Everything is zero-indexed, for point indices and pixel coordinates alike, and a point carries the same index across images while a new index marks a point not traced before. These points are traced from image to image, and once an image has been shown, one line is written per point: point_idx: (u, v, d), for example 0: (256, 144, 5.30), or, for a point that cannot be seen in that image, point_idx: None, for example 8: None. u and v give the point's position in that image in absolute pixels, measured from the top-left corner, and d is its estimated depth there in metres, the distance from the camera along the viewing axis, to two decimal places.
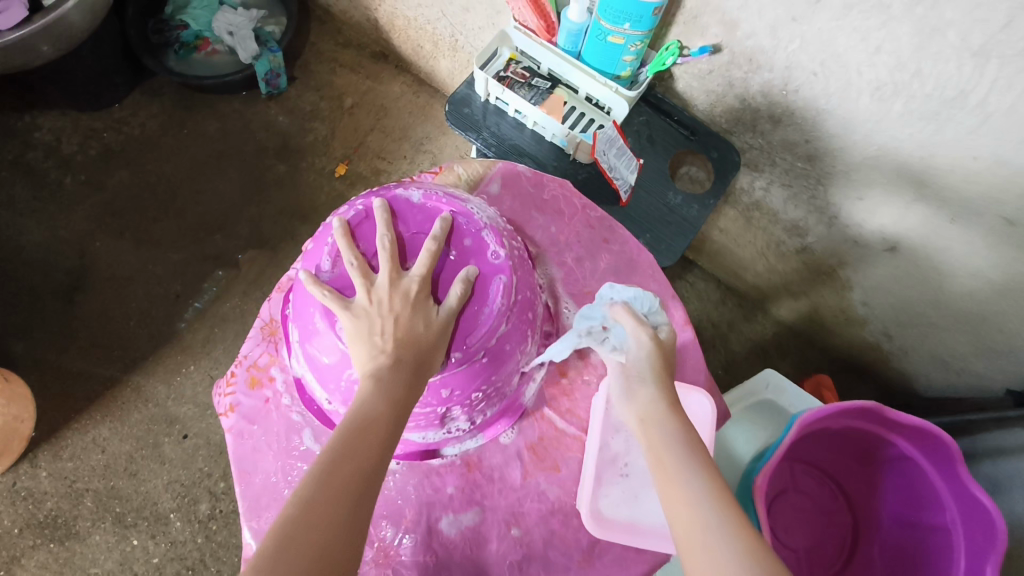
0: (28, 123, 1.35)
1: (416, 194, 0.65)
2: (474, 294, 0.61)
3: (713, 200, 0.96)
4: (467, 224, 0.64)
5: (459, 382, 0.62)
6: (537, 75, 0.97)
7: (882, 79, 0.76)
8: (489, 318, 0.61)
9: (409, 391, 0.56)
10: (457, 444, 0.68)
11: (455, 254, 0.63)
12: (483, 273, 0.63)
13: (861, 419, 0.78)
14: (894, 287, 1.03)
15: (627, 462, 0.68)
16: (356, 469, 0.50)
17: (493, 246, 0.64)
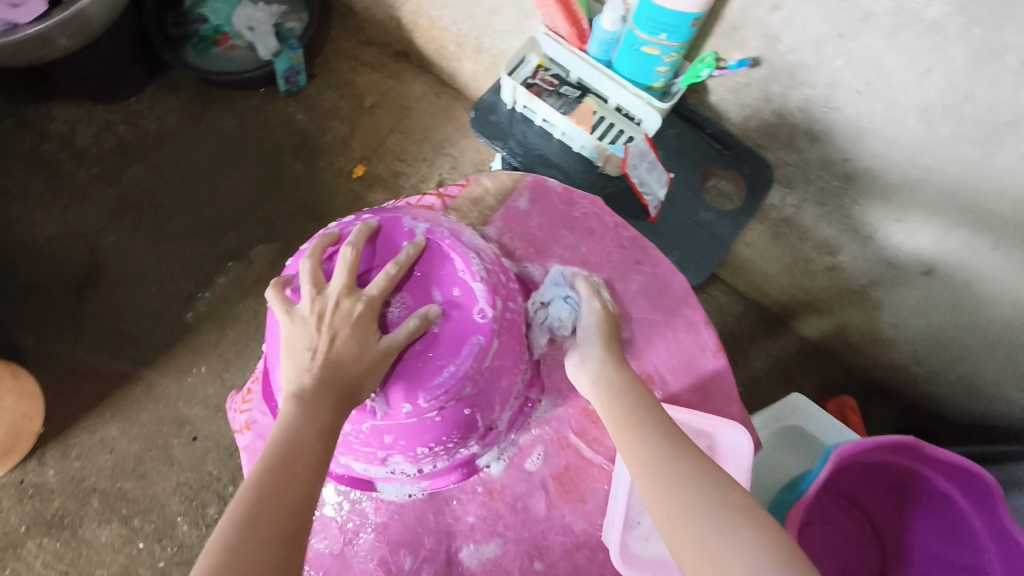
0: (43, 114, 1.33)
1: (421, 227, 0.62)
2: (438, 341, 0.57)
3: (744, 218, 0.93)
4: (464, 269, 0.60)
5: (411, 433, 0.58)
6: (566, 83, 0.94)
7: (930, 101, 0.72)
8: (444, 373, 0.56)
9: (333, 424, 0.51)
10: (395, 483, 0.64)
11: (441, 298, 0.59)
12: (459, 325, 0.58)
13: (895, 454, 0.75)
14: (928, 312, 0.98)
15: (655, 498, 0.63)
16: (279, 512, 0.44)
17: (484, 300, 0.59)
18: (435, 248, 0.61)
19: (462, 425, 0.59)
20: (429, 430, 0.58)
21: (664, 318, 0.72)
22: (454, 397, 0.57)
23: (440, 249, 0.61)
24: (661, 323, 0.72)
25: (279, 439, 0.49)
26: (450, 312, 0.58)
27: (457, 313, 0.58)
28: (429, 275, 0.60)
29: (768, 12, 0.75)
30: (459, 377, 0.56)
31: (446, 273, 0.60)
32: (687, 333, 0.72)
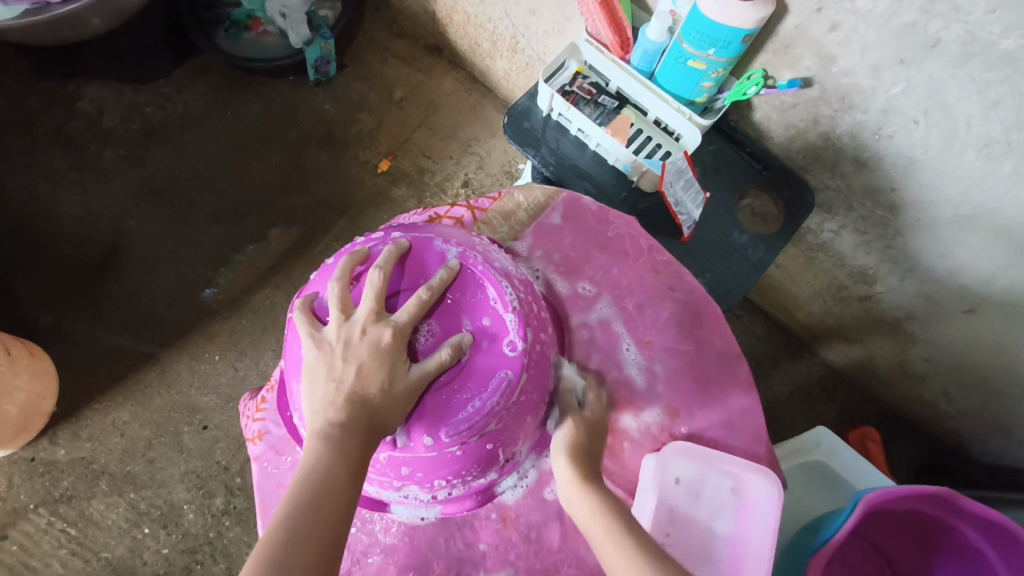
0: (72, 92, 1.32)
1: (455, 249, 0.59)
2: (465, 373, 0.55)
3: (782, 242, 0.89)
4: (495, 297, 0.57)
5: (430, 465, 0.56)
6: (605, 92, 0.91)
7: (994, 135, 0.68)
8: (469, 410, 0.54)
9: (360, 459, 0.49)
10: (408, 505, 0.62)
11: (470, 327, 0.56)
12: (488, 357, 0.56)
13: (927, 503, 0.72)
14: (964, 350, 0.94)
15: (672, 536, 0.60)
16: (307, 559, 0.42)
17: (514, 331, 0.57)
18: (469, 273, 0.58)
19: (483, 459, 0.57)
20: (448, 465, 0.56)
21: (695, 348, 0.71)
22: (478, 433, 0.54)
23: (474, 274, 0.58)
24: (692, 353, 0.70)
25: (307, 481, 0.47)
26: (480, 343, 0.56)
27: (487, 344, 0.56)
28: (461, 301, 0.57)
29: (825, 31, 0.72)
30: (485, 414, 0.54)
31: (478, 301, 0.57)
32: (718, 365, 0.70)
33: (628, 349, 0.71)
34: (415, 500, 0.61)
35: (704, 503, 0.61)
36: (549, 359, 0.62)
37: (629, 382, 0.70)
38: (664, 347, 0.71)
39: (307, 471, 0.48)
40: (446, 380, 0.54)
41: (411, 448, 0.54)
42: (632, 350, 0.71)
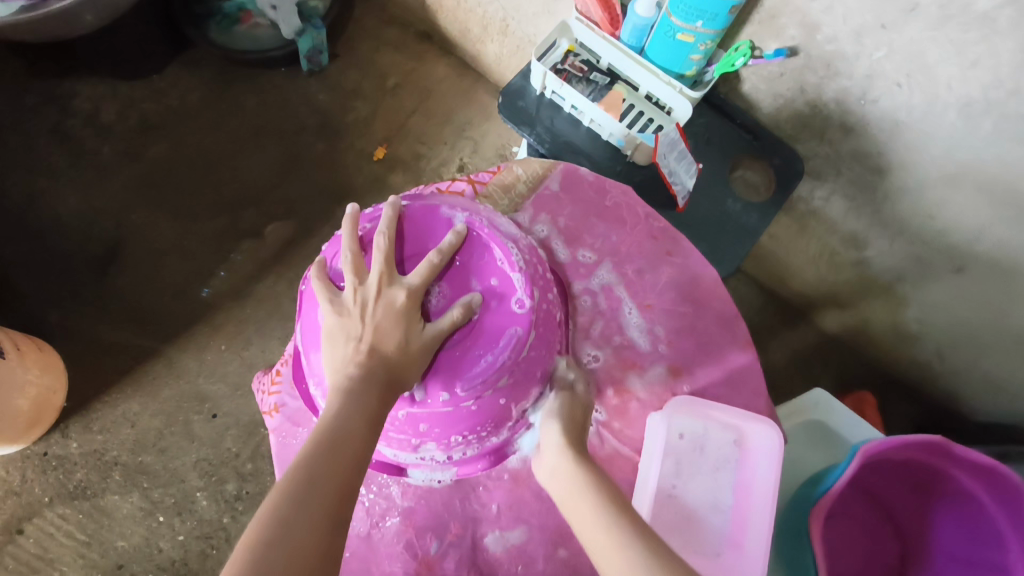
0: (67, 90, 1.33)
1: (461, 215, 0.62)
2: (476, 331, 0.58)
3: (775, 209, 0.92)
4: (501, 258, 0.60)
5: (446, 421, 0.59)
6: (596, 69, 0.93)
7: (974, 95, 0.71)
8: (483, 366, 0.57)
9: (378, 412, 0.52)
10: (425, 469, 0.66)
11: (480, 288, 0.59)
12: (498, 316, 0.59)
13: (922, 451, 0.74)
14: (954, 309, 0.96)
15: (678, 485, 0.63)
16: (326, 485, 0.46)
17: (522, 290, 0.60)
18: (475, 236, 0.61)
19: (497, 415, 0.60)
20: (465, 418, 0.59)
21: (693, 311, 0.73)
22: (492, 387, 0.58)
23: (480, 237, 0.61)
24: (691, 316, 0.73)
25: (327, 426, 0.50)
26: (490, 303, 0.59)
27: (495, 304, 0.59)
28: (470, 263, 0.60)
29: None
30: (498, 369, 0.57)
31: (485, 263, 0.60)
32: (717, 326, 0.73)
33: (630, 313, 0.74)
34: (431, 461, 0.64)
35: (709, 455, 0.64)
36: (555, 318, 0.65)
37: (633, 345, 0.72)
38: (664, 310, 0.73)
39: (326, 418, 0.50)
40: (459, 338, 0.57)
41: (428, 404, 0.57)
42: (634, 314, 0.73)
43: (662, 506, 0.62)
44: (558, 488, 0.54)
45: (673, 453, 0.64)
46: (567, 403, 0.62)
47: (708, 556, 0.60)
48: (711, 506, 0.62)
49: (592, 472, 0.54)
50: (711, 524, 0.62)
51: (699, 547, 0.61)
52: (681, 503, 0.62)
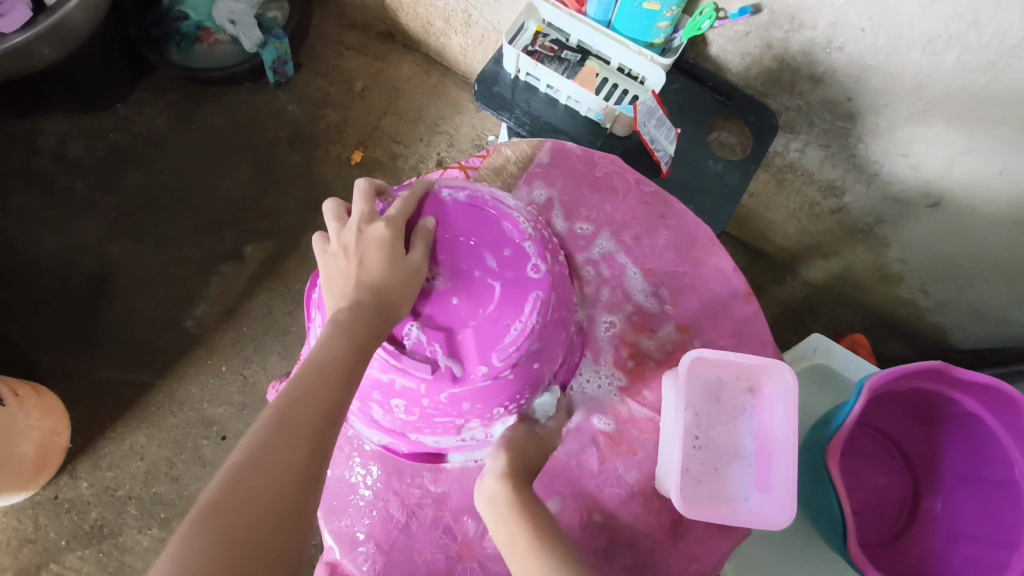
0: (31, 129, 1.30)
1: (461, 194, 0.65)
2: (500, 300, 0.62)
3: (754, 165, 0.94)
4: (511, 229, 0.64)
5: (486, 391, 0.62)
6: (567, 48, 0.94)
7: (936, 31, 0.73)
8: (513, 332, 0.61)
9: (366, 341, 0.55)
10: (466, 450, 0.69)
11: (496, 261, 0.63)
12: (518, 285, 0.62)
13: (924, 379, 0.76)
14: (935, 243, 0.99)
15: (700, 436, 0.66)
16: (308, 410, 0.50)
17: (535, 256, 0.64)
18: (483, 213, 0.65)
19: (531, 381, 0.64)
20: (504, 385, 0.62)
21: (693, 269, 0.77)
22: (525, 351, 0.61)
23: (488, 213, 0.65)
24: (692, 274, 0.76)
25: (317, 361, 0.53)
26: (508, 275, 0.63)
27: (514, 274, 0.63)
28: (478, 237, 0.64)
29: None
30: (529, 332, 0.61)
31: (497, 236, 0.64)
32: (717, 281, 0.76)
33: (633, 277, 0.76)
34: (471, 439, 0.68)
35: (725, 405, 0.67)
36: (568, 281, 0.68)
37: (641, 305, 0.75)
38: (666, 271, 0.76)
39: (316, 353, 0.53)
40: (488, 310, 0.61)
41: (466, 378, 0.61)
42: (638, 278, 0.76)
43: (688, 459, 0.65)
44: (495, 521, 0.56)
45: (692, 408, 0.66)
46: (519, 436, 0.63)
47: (737, 501, 0.63)
48: (733, 455, 0.65)
49: (525, 500, 0.56)
50: (735, 471, 0.65)
51: (727, 494, 0.64)
52: (706, 454, 0.65)
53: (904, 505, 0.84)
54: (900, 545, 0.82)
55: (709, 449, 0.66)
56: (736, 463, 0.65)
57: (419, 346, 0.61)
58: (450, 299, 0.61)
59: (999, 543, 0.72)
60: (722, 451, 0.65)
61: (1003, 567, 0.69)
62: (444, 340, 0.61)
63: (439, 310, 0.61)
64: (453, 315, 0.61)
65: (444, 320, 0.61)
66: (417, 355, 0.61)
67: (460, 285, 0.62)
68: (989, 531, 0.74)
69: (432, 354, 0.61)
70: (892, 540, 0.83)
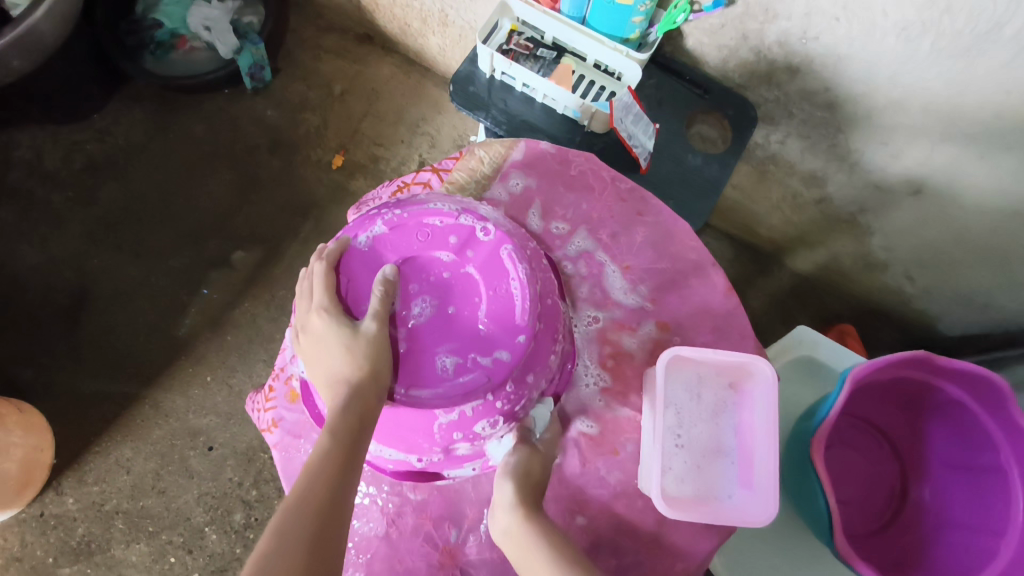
0: (6, 142, 1.29)
1: (376, 229, 0.68)
2: (483, 269, 0.67)
3: (733, 158, 0.94)
4: (439, 220, 0.68)
5: (531, 358, 0.64)
6: (542, 46, 0.93)
7: (909, 18, 0.72)
8: (513, 288, 0.65)
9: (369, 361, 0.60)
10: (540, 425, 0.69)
11: (453, 249, 0.67)
12: (485, 253, 0.67)
13: (909, 368, 0.76)
14: (919, 230, 0.99)
15: (682, 434, 0.65)
16: (342, 418, 0.57)
17: (478, 222, 0.68)
18: (406, 225, 0.68)
19: (550, 316, 0.67)
20: (537, 348, 0.65)
21: (672, 264, 0.77)
22: (534, 298, 0.65)
23: (408, 225, 0.68)
24: (670, 270, 0.76)
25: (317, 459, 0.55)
26: (469, 253, 0.67)
27: (472, 248, 0.67)
28: (422, 245, 0.67)
29: None
30: (527, 281, 0.65)
31: (433, 235, 0.68)
32: (695, 275, 0.76)
33: (612, 275, 0.76)
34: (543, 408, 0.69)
35: (705, 402, 0.66)
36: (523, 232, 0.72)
37: (620, 305, 0.75)
38: (644, 268, 0.76)
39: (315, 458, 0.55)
40: (477, 297, 0.66)
41: (514, 360, 0.63)
42: (616, 277, 0.76)
43: (672, 459, 0.64)
44: (513, 551, 0.58)
45: (670, 407, 0.65)
46: (525, 457, 0.62)
47: (721, 499, 0.63)
48: (705, 447, 0.65)
49: (541, 538, 0.56)
50: (708, 465, 0.64)
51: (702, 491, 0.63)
52: (690, 453, 0.65)
53: (893, 495, 0.84)
54: (889, 535, 0.82)
55: (693, 447, 0.65)
56: (719, 459, 0.65)
57: (462, 368, 0.63)
58: (447, 309, 0.65)
59: (987, 532, 0.71)
60: (704, 447, 0.65)
61: (990, 556, 0.69)
62: (476, 345, 0.64)
63: (453, 326, 0.65)
64: (458, 324, 0.65)
65: (461, 333, 0.64)
66: (468, 381, 0.62)
67: (446, 294, 0.66)
68: (977, 519, 0.73)
69: (474, 363, 0.63)
70: (881, 530, 0.83)
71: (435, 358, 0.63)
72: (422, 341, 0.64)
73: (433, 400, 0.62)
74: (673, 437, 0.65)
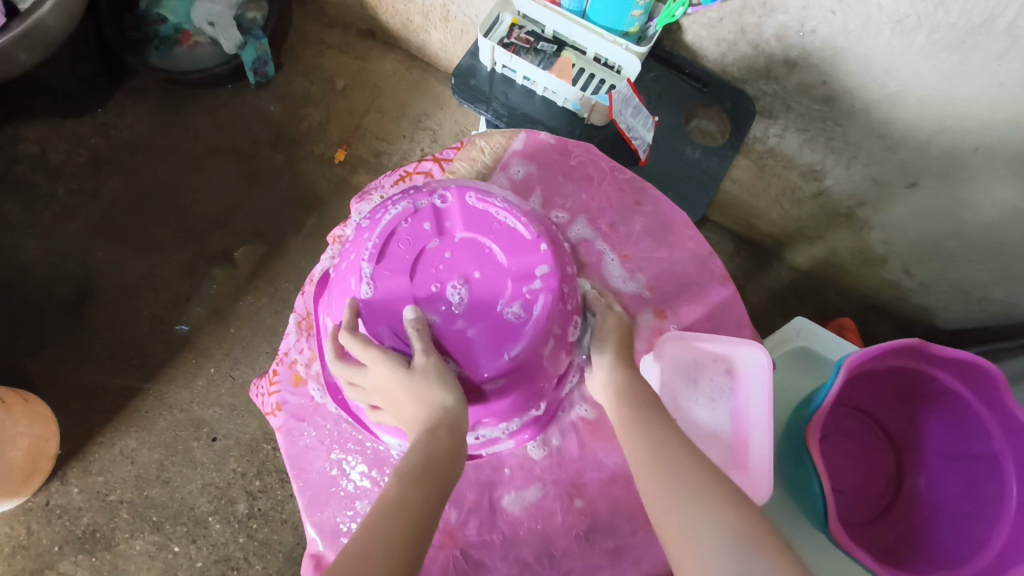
0: (12, 136, 1.30)
1: (366, 270, 0.67)
2: (471, 224, 0.68)
3: (732, 150, 0.95)
4: (408, 220, 0.68)
5: (566, 292, 0.67)
6: (542, 39, 0.94)
7: (904, 11, 0.73)
8: (503, 219, 0.69)
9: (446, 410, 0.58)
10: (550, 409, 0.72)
11: (434, 230, 0.68)
12: (465, 212, 0.69)
13: (902, 357, 0.77)
14: (915, 224, 0.99)
15: (718, 424, 0.66)
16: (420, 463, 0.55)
17: (437, 198, 0.69)
18: (388, 241, 0.68)
19: (549, 233, 0.71)
20: (565, 283, 0.68)
21: (670, 253, 0.79)
22: (527, 217, 0.69)
23: (388, 243, 0.68)
24: (668, 259, 0.79)
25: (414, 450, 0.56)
26: (450, 224, 0.69)
27: (449, 218, 0.69)
28: (411, 246, 0.67)
29: None
30: (508, 203, 0.69)
31: (415, 232, 0.68)
32: (694, 264, 0.79)
33: (611, 262, 0.79)
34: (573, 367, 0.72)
35: (704, 386, 0.68)
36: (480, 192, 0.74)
37: (621, 291, 0.78)
38: (643, 257, 0.79)
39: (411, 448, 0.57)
40: (488, 244, 0.68)
41: (553, 286, 0.66)
42: (615, 264, 0.79)
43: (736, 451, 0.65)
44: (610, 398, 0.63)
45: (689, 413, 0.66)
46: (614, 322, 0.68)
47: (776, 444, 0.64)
48: (715, 412, 0.67)
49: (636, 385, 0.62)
50: (727, 423, 0.66)
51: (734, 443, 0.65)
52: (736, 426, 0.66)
53: (888, 484, 0.85)
54: (884, 524, 0.83)
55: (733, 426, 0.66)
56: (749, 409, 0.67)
57: (526, 305, 0.66)
58: (473, 274, 0.67)
59: (979, 519, 0.72)
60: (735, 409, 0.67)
61: (982, 542, 0.70)
62: (519, 284, 0.66)
63: (490, 285, 0.66)
64: (490, 278, 0.67)
65: (497, 286, 0.66)
66: (540, 316, 0.65)
67: (460, 264, 0.67)
68: (969, 506, 0.75)
69: (532, 304, 0.66)
70: (876, 519, 0.84)
71: (494, 325, 0.65)
72: (480, 314, 0.65)
73: (526, 342, 0.64)
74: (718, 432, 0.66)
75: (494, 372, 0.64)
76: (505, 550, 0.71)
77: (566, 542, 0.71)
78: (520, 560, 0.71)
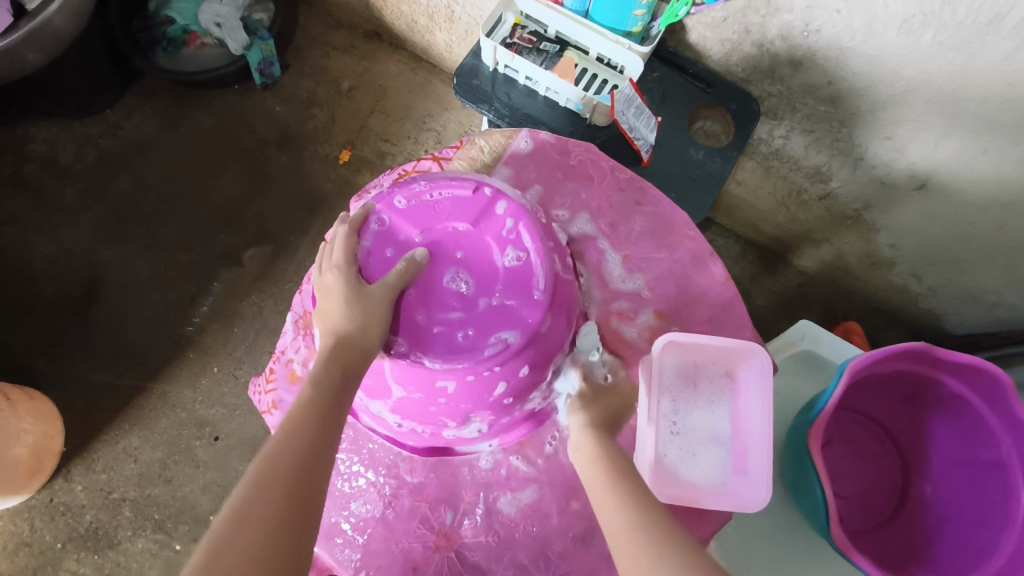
0: (22, 136, 1.31)
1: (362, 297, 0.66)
2: (427, 220, 0.68)
3: (736, 152, 0.95)
4: (374, 258, 0.67)
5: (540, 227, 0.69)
6: (545, 39, 0.94)
7: (911, 10, 0.72)
8: (443, 195, 0.69)
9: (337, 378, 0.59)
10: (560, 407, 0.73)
11: (398, 252, 0.67)
12: (418, 219, 0.68)
13: (905, 361, 0.75)
14: (924, 227, 0.97)
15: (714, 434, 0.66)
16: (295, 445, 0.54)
17: (378, 223, 0.68)
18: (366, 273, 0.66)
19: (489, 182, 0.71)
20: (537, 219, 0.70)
21: (670, 254, 0.79)
22: (466, 180, 0.69)
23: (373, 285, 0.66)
24: (668, 260, 0.79)
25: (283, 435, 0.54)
26: (410, 239, 0.68)
27: (400, 235, 0.68)
28: None
29: None
30: (437, 184, 0.69)
31: (386, 262, 0.67)
32: (694, 266, 0.79)
33: (612, 263, 0.79)
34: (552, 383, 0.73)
35: (700, 391, 0.67)
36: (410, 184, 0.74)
37: (620, 292, 0.78)
38: (642, 257, 0.79)
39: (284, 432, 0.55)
40: (449, 225, 0.68)
41: (521, 212, 0.68)
42: (616, 264, 0.78)
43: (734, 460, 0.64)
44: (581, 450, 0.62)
45: (682, 427, 0.66)
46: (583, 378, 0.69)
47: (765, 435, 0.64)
48: (715, 414, 0.66)
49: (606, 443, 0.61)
50: (726, 428, 0.66)
51: (733, 403, 0.67)
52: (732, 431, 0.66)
53: (893, 492, 0.83)
54: (887, 533, 0.81)
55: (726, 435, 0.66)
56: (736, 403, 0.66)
57: (512, 250, 0.67)
58: (457, 256, 0.67)
59: (986, 530, 0.71)
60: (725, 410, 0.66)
61: (988, 552, 0.69)
62: (497, 238, 0.67)
63: (474, 254, 0.67)
64: (471, 246, 0.67)
65: (483, 250, 0.67)
66: (534, 244, 0.67)
67: (442, 254, 0.67)
68: (976, 517, 0.73)
69: (521, 240, 0.67)
70: (880, 527, 0.83)
71: (505, 282, 0.66)
72: (490, 283, 0.66)
73: (534, 283, 0.65)
74: (711, 440, 0.66)
75: (538, 314, 0.64)
76: (501, 551, 0.71)
77: (562, 545, 0.71)
78: (515, 562, 0.71)
